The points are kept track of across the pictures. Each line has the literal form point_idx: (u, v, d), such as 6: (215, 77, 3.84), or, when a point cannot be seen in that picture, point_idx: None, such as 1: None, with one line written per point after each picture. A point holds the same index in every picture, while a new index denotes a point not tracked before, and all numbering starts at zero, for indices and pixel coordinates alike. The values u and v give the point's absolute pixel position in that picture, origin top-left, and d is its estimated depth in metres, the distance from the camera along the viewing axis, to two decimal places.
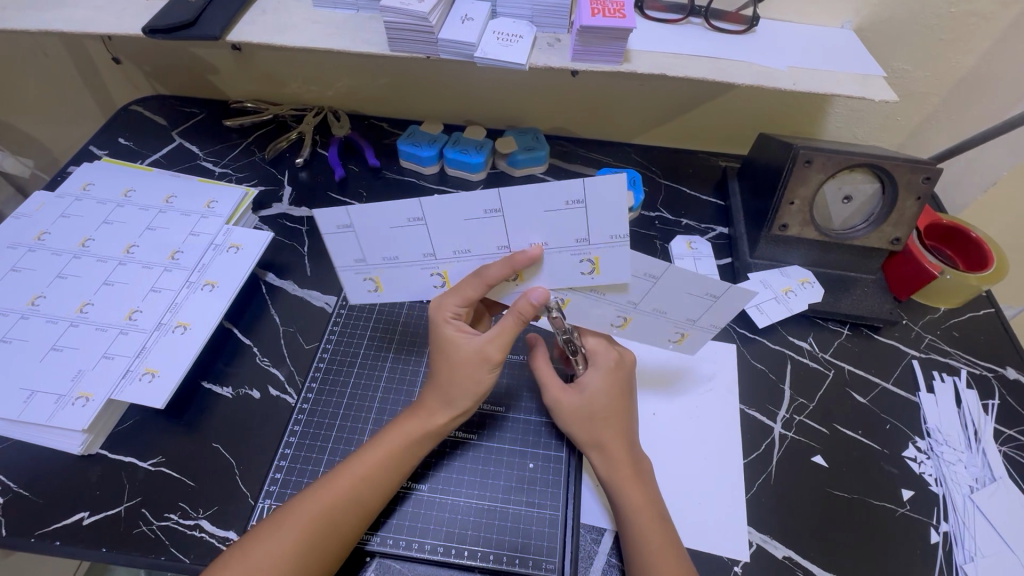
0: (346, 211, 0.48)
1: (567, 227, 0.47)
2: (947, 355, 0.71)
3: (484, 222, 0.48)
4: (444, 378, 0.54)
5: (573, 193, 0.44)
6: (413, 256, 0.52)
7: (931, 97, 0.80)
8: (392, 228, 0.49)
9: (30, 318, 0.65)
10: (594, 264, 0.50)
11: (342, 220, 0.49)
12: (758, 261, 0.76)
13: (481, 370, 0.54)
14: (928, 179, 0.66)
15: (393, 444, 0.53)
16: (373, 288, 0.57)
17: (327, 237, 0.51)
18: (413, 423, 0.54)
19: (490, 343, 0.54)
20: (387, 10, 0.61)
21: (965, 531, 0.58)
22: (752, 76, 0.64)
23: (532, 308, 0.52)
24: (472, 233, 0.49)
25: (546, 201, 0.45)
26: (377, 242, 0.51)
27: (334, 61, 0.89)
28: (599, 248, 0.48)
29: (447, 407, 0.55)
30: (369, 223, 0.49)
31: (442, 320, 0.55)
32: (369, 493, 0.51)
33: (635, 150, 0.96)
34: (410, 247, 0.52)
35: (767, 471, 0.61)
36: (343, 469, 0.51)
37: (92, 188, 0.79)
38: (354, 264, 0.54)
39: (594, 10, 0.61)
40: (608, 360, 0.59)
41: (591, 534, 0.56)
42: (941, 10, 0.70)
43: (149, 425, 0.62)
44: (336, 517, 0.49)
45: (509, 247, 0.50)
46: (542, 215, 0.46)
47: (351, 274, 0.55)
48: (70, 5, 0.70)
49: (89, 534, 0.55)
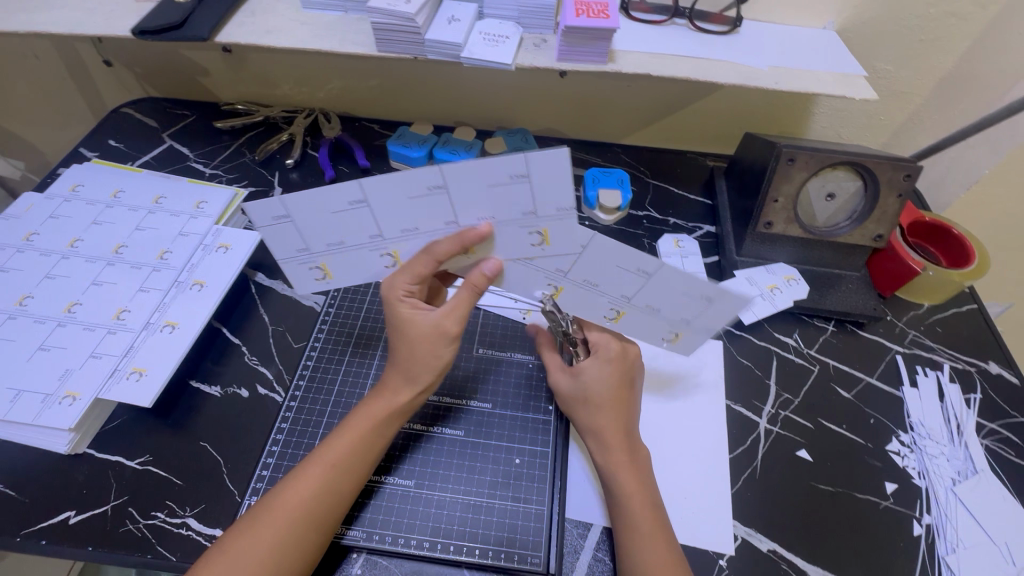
0: (280, 202, 0.49)
1: (511, 200, 0.47)
2: (930, 350, 0.72)
3: (427, 200, 0.48)
4: (402, 357, 0.55)
5: (515, 166, 0.44)
6: (359, 239, 0.53)
7: (914, 97, 0.81)
8: (333, 216, 0.50)
9: (18, 318, 0.65)
10: (544, 235, 0.50)
11: (277, 210, 0.49)
12: (744, 259, 0.77)
13: (439, 345, 0.54)
14: (909, 177, 0.67)
15: (361, 430, 0.53)
16: (321, 275, 0.57)
17: (264, 229, 0.51)
18: (378, 406, 0.54)
19: (447, 316, 0.54)
20: (374, 11, 0.61)
21: (948, 523, 0.59)
22: (735, 75, 0.65)
23: (485, 279, 0.53)
24: (417, 212, 0.49)
25: (488, 177, 0.45)
26: (320, 227, 0.51)
27: (324, 63, 0.90)
28: (549, 220, 0.48)
29: (408, 385, 0.55)
30: (307, 212, 0.50)
31: (395, 299, 0.54)
32: (344, 482, 0.51)
33: (624, 150, 0.97)
34: (356, 231, 0.52)
35: (752, 465, 0.62)
36: (315, 459, 0.52)
37: (81, 189, 0.79)
38: (297, 254, 0.54)
39: (578, 11, 0.62)
40: (611, 352, 0.59)
41: (577, 529, 0.56)
42: (920, 11, 0.72)
43: (136, 424, 0.62)
44: (312, 509, 0.49)
45: (457, 222, 0.50)
46: (486, 190, 0.47)
47: (297, 265, 0.56)
48: (59, 7, 0.70)
49: (75, 533, 0.55)
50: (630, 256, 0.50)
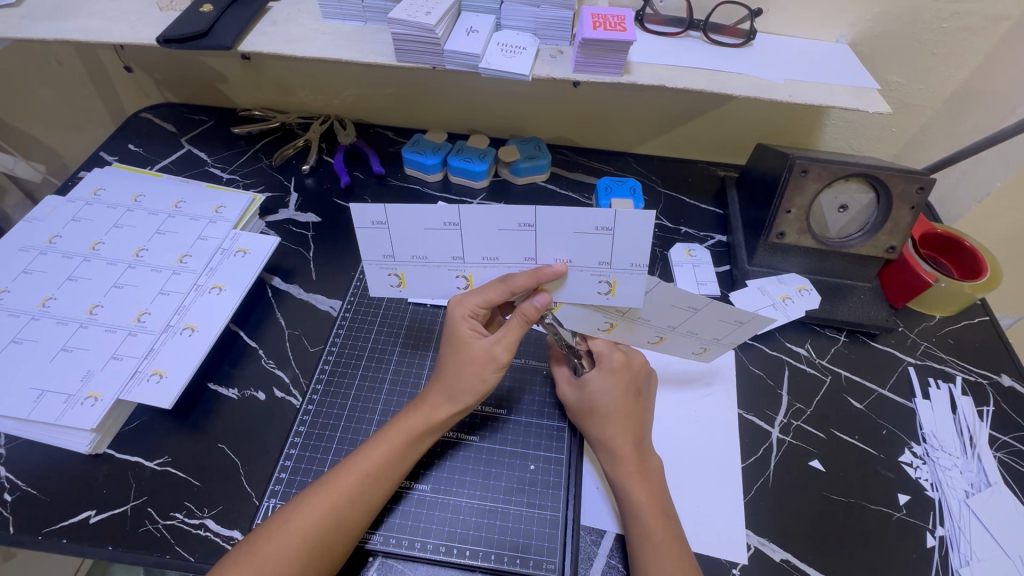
0: (385, 209, 0.50)
1: (592, 248, 0.50)
2: (943, 362, 0.72)
3: (517, 234, 0.51)
4: (448, 373, 0.56)
5: (605, 220, 0.48)
6: (442, 257, 0.54)
7: (925, 109, 0.82)
8: (426, 231, 0.52)
9: (41, 319, 0.66)
10: (612, 286, 0.53)
11: (378, 216, 0.51)
12: (756, 269, 0.78)
13: (486, 369, 0.56)
14: (922, 189, 0.67)
15: (397, 440, 0.54)
16: (396, 283, 0.57)
17: (359, 230, 0.52)
18: (417, 420, 0.55)
19: (494, 345, 0.55)
20: (395, 22, 0.63)
21: (961, 535, 0.59)
22: (749, 87, 0.66)
23: (535, 312, 0.53)
24: (502, 244, 0.52)
25: (577, 224, 0.49)
26: (410, 240, 0.53)
27: (341, 70, 0.91)
28: (619, 271, 0.52)
29: (448, 402, 0.56)
30: (405, 222, 0.51)
31: (459, 317, 0.56)
32: (375, 490, 0.52)
33: (635, 159, 0.97)
34: (440, 249, 0.54)
35: (765, 475, 0.62)
36: (350, 465, 0.52)
37: (103, 193, 0.80)
38: (381, 259, 0.55)
39: (595, 23, 0.63)
40: (614, 361, 0.60)
41: (591, 536, 0.56)
42: (932, 25, 0.72)
43: (155, 425, 0.63)
44: (342, 514, 0.50)
45: (536, 259, 0.53)
46: (572, 235, 0.50)
47: (378, 269, 0.56)
48: (86, 15, 0.72)
49: (96, 532, 0.56)
50: (690, 297, 0.54)
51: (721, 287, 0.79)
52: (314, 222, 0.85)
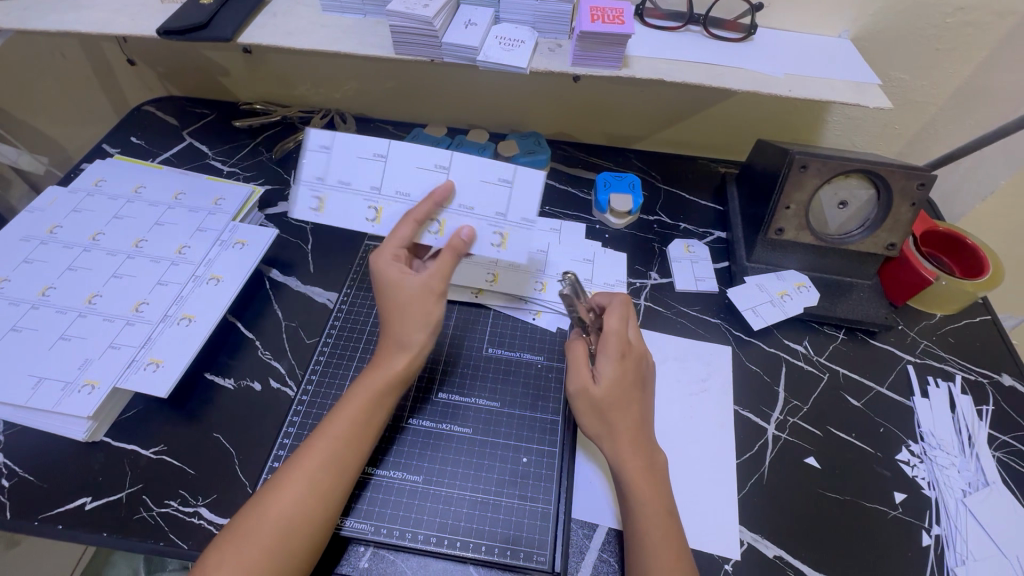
0: (333, 133, 0.59)
1: (491, 201, 0.60)
2: (942, 361, 0.71)
3: (434, 176, 0.60)
4: (394, 324, 0.56)
5: (505, 171, 0.60)
6: (365, 185, 0.60)
7: (929, 106, 0.81)
8: (362, 159, 0.59)
9: (41, 308, 0.66)
10: (503, 238, 0.60)
11: (324, 138, 0.59)
12: (755, 265, 0.77)
13: (429, 302, 0.56)
14: (923, 186, 0.67)
15: (358, 405, 0.54)
16: (314, 207, 0.60)
17: (302, 147, 0.60)
18: (379, 378, 0.55)
19: (434, 278, 0.56)
20: (393, 14, 0.63)
21: (957, 534, 0.58)
22: (747, 82, 0.66)
23: (461, 241, 0.58)
24: (411, 181, 0.60)
25: (481, 172, 0.60)
26: (343, 163, 0.60)
27: (342, 64, 0.91)
28: (512, 224, 0.60)
29: (401, 351, 0.56)
30: (346, 147, 0.59)
31: (383, 267, 0.57)
32: (346, 457, 0.52)
33: (635, 155, 0.97)
34: (364, 177, 0.60)
35: (759, 471, 0.62)
36: (317, 437, 0.53)
37: (104, 184, 0.81)
38: (311, 180, 0.60)
39: (594, 16, 0.63)
40: (618, 347, 0.58)
41: (583, 530, 0.56)
42: (936, 21, 0.72)
43: (152, 414, 0.64)
44: (316, 487, 0.50)
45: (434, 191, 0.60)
46: (479, 186, 0.60)
47: (303, 189, 0.60)
48: (89, 7, 0.72)
49: (91, 519, 0.56)
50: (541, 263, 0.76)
51: (720, 283, 0.79)
52: None
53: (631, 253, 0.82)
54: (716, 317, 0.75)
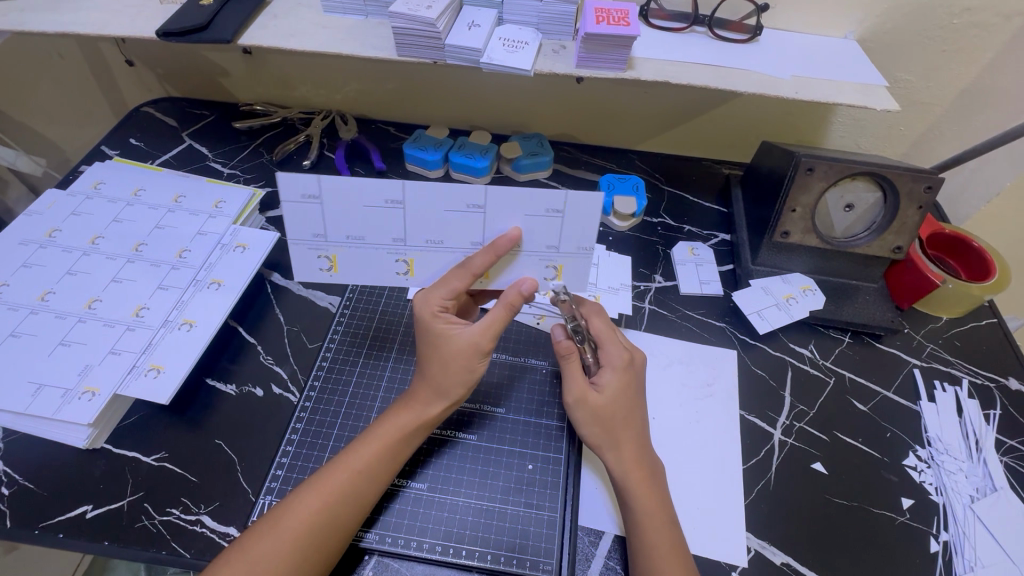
0: (318, 180, 0.52)
1: (543, 233, 0.54)
2: (948, 364, 0.71)
3: (466, 217, 0.54)
4: (433, 370, 0.55)
5: (554, 201, 0.52)
6: (381, 239, 0.56)
7: (935, 107, 0.80)
8: (366, 210, 0.53)
9: (40, 313, 0.66)
10: (558, 271, 0.58)
11: (309, 188, 0.52)
12: (760, 268, 0.77)
13: (473, 360, 0.55)
14: (930, 188, 0.66)
15: (387, 439, 0.54)
16: (327, 267, 0.58)
17: (290, 204, 0.53)
18: (408, 416, 0.55)
19: (480, 338, 0.54)
20: (396, 16, 0.62)
21: (966, 541, 0.58)
22: (754, 84, 0.65)
23: (522, 297, 0.54)
24: (448, 225, 0.54)
25: (528, 206, 0.53)
26: (346, 217, 0.54)
27: (343, 65, 0.91)
28: (566, 255, 0.56)
29: (441, 399, 0.55)
30: (340, 198, 0.53)
31: (430, 316, 0.55)
32: (366, 488, 0.51)
33: (639, 157, 0.96)
34: (381, 230, 0.55)
35: (766, 478, 0.61)
36: (340, 465, 0.52)
37: (103, 187, 0.80)
38: (313, 239, 0.56)
39: (599, 18, 0.62)
40: (619, 359, 0.58)
41: (589, 537, 0.56)
42: (942, 22, 0.71)
43: (153, 421, 0.63)
44: (334, 513, 0.49)
45: (482, 242, 0.56)
46: (527, 222, 0.54)
47: (307, 249, 0.57)
48: (88, 8, 0.71)
49: (92, 528, 0.56)
50: None
51: (724, 286, 0.78)
52: None
53: (635, 255, 0.81)
54: (721, 321, 0.75)
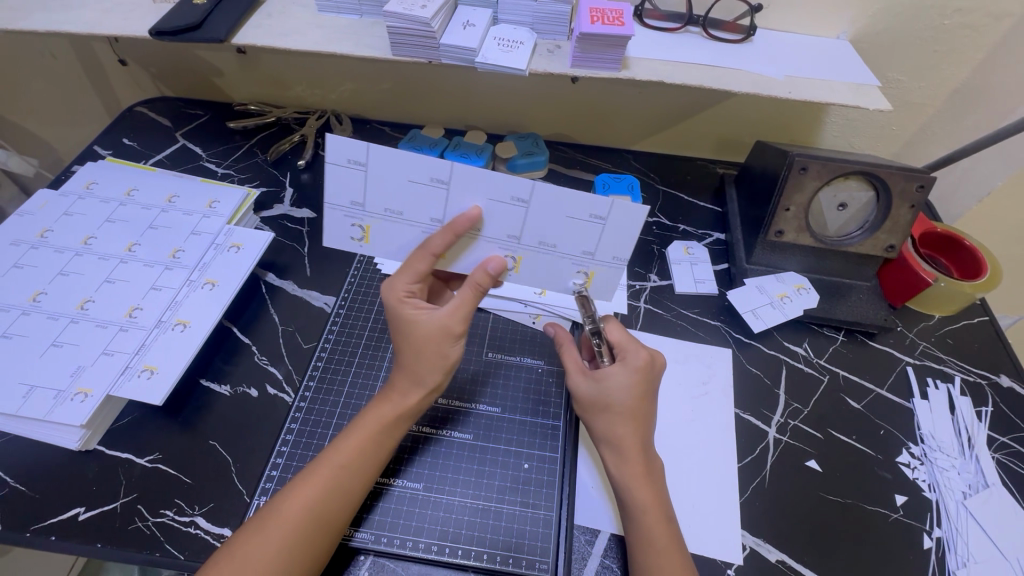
0: (365, 146, 0.51)
1: (580, 237, 0.56)
2: (941, 362, 0.71)
3: (509, 209, 0.54)
4: (408, 358, 0.55)
5: (599, 209, 0.54)
6: (418, 217, 0.55)
7: (926, 107, 0.81)
8: (410, 185, 0.53)
9: (31, 314, 0.65)
10: (588, 278, 0.59)
11: (357, 155, 0.52)
12: (755, 267, 0.77)
13: (443, 344, 0.54)
14: (923, 187, 0.67)
15: (368, 431, 0.53)
16: (358, 236, 0.57)
17: (332, 166, 0.52)
18: (387, 407, 0.55)
19: (451, 321, 0.54)
20: (390, 15, 0.62)
21: (959, 537, 0.58)
22: (749, 83, 0.65)
23: (488, 277, 0.54)
24: (491, 215, 0.54)
25: (572, 208, 0.54)
26: (387, 189, 0.54)
27: (338, 65, 0.91)
28: (599, 263, 0.58)
29: (416, 388, 0.55)
30: (386, 168, 0.52)
31: (398, 301, 0.55)
32: (352, 483, 0.51)
33: (634, 156, 0.97)
34: (420, 208, 0.54)
35: (761, 475, 0.62)
36: (325, 460, 0.52)
37: (96, 187, 0.79)
38: (349, 206, 0.55)
39: (593, 18, 0.63)
40: (638, 360, 0.56)
41: (585, 536, 0.56)
42: (934, 22, 0.72)
43: (147, 422, 0.63)
44: (320, 508, 0.49)
45: (518, 239, 0.56)
46: (567, 224, 0.55)
47: (343, 217, 0.56)
48: (79, 7, 0.71)
49: (85, 530, 0.55)
50: None
51: (719, 285, 0.79)
52: (308, 217, 0.84)
53: (631, 254, 0.82)
54: (716, 320, 0.75)
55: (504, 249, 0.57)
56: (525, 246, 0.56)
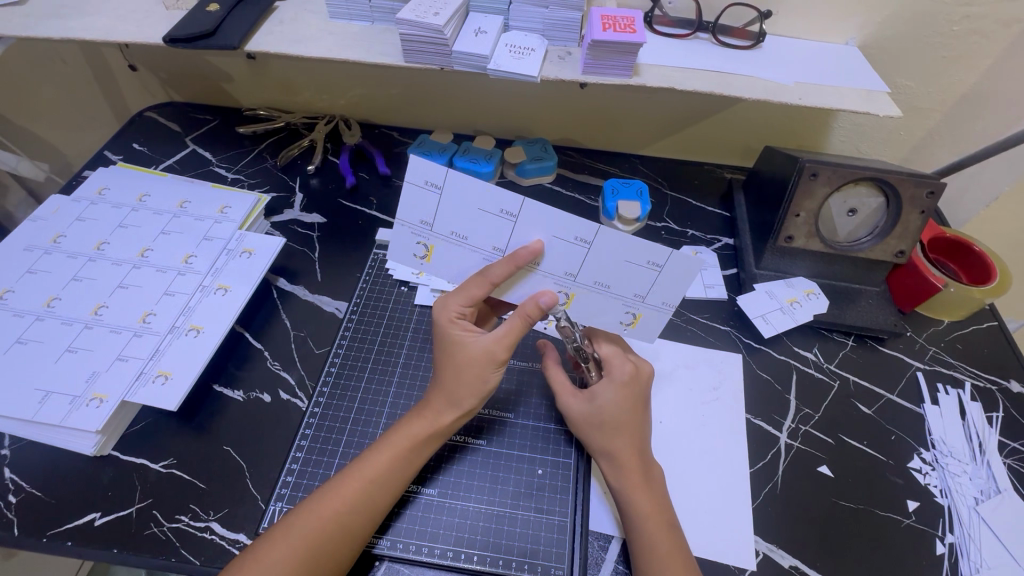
0: (445, 172, 0.49)
1: (634, 281, 0.54)
2: (951, 367, 0.72)
3: (570, 248, 0.53)
4: (448, 378, 0.55)
5: (658, 256, 0.52)
6: (482, 243, 0.54)
7: (934, 113, 0.81)
8: (479, 214, 0.52)
9: (46, 320, 0.65)
10: (635, 319, 0.58)
11: (434, 177, 0.50)
12: (764, 272, 0.77)
13: (486, 369, 0.55)
14: (933, 194, 0.67)
15: (398, 446, 0.54)
16: (420, 254, 0.56)
17: (409, 185, 0.51)
18: (419, 425, 0.55)
19: (494, 348, 0.55)
20: (403, 23, 0.62)
21: (971, 543, 0.58)
22: (759, 90, 0.66)
23: (539, 310, 0.55)
24: (552, 250, 0.53)
25: (632, 254, 0.52)
26: (457, 214, 0.52)
27: (347, 71, 0.91)
28: (648, 307, 0.56)
29: (452, 408, 0.55)
30: (459, 195, 0.51)
31: (448, 321, 0.56)
32: (379, 497, 0.51)
33: (642, 161, 0.97)
34: (485, 235, 0.53)
35: (773, 480, 0.62)
36: (352, 472, 0.52)
37: (108, 193, 0.80)
38: (417, 225, 0.54)
39: (605, 25, 0.63)
40: (623, 373, 0.58)
41: (598, 541, 0.56)
42: (942, 28, 0.72)
43: (161, 427, 0.63)
44: (346, 521, 0.49)
45: (573, 277, 0.55)
46: (625, 267, 0.53)
47: (408, 234, 0.55)
48: (93, 14, 0.72)
49: (100, 535, 0.55)
50: None
51: (729, 290, 0.79)
52: (319, 222, 0.85)
53: None
54: (726, 325, 0.75)
55: (559, 286, 0.56)
56: (581, 284, 0.55)
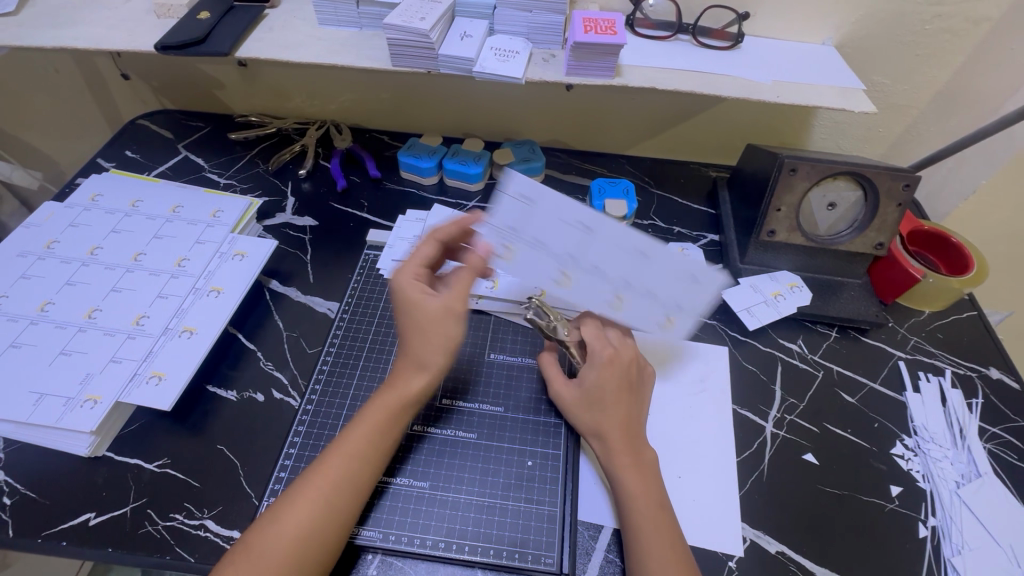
0: (599, 216, 0.57)
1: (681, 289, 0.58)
2: (932, 356, 0.73)
3: (571, 231, 0.58)
4: (412, 341, 0.56)
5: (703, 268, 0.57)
6: (613, 274, 0.58)
7: (910, 109, 0.84)
8: (619, 250, 0.57)
9: (39, 324, 0.66)
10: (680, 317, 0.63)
11: (585, 217, 0.57)
12: (748, 266, 0.79)
13: (445, 325, 0.56)
14: (908, 186, 0.69)
15: (378, 421, 0.55)
16: (557, 281, 0.59)
17: (558, 219, 0.57)
18: (396, 399, 0.56)
19: (450, 303, 0.56)
20: (390, 28, 0.63)
21: (953, 525, 0.59)
22: (738, 89, 0.67)
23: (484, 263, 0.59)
24: (669, 281, 0.58)
25: (692, 268, 0.57)
26: (597, 249, 0.58)
27: (337, 76, 0.92)
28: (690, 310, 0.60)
29: (419, 371, 0.56)
30: (604, 231, 0.57)
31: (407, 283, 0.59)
32: (360, 474, 0.52)
33: (628, 161, 0.99)
34: (618, 268, 0.58)
35: (759, 468, 0.63)
36: (335, 451, 0.53)
37: (101, 199, 0.81)
38: (561, 256, 0.58)
39: (586, 27, 0.65)
40: (604, 355, 0.59)
41: (589, 531, 0.57)
42: (915, 28, 0.74)
43: (155, 427, 0.63)
44: (332, 498, 0.50)
45: (681, 308, 0.58)
46: (677, 277, 0.57)
47: (551, 262, 0.59)
48: (86, 23, 0.73)
49: (95, 535, 0.56)
50: None
51: None
52: (310, 225, 0.86)
53: None
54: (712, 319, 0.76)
55: (664, 308, 0.59)
56: (681, 310, 0.58)
